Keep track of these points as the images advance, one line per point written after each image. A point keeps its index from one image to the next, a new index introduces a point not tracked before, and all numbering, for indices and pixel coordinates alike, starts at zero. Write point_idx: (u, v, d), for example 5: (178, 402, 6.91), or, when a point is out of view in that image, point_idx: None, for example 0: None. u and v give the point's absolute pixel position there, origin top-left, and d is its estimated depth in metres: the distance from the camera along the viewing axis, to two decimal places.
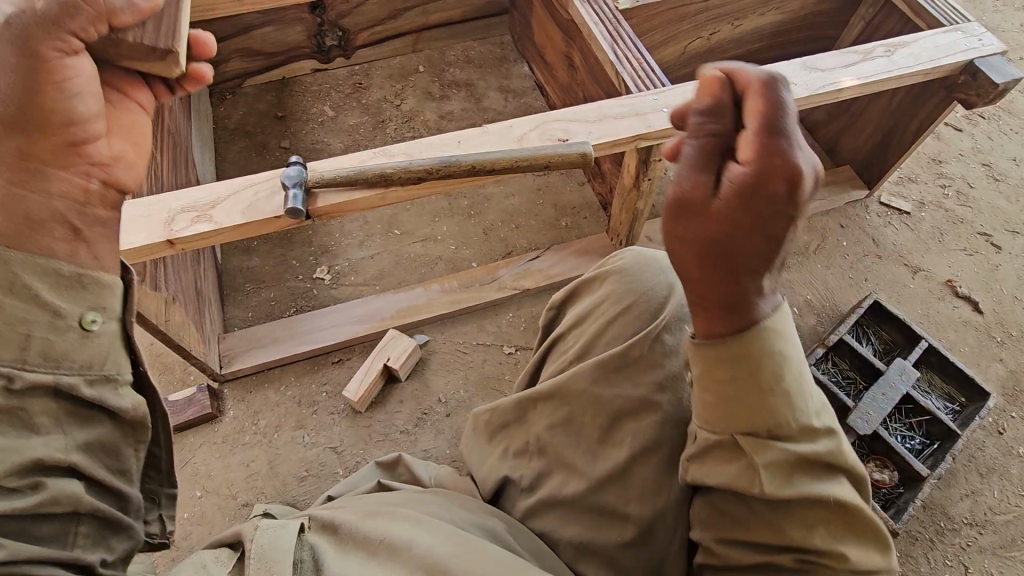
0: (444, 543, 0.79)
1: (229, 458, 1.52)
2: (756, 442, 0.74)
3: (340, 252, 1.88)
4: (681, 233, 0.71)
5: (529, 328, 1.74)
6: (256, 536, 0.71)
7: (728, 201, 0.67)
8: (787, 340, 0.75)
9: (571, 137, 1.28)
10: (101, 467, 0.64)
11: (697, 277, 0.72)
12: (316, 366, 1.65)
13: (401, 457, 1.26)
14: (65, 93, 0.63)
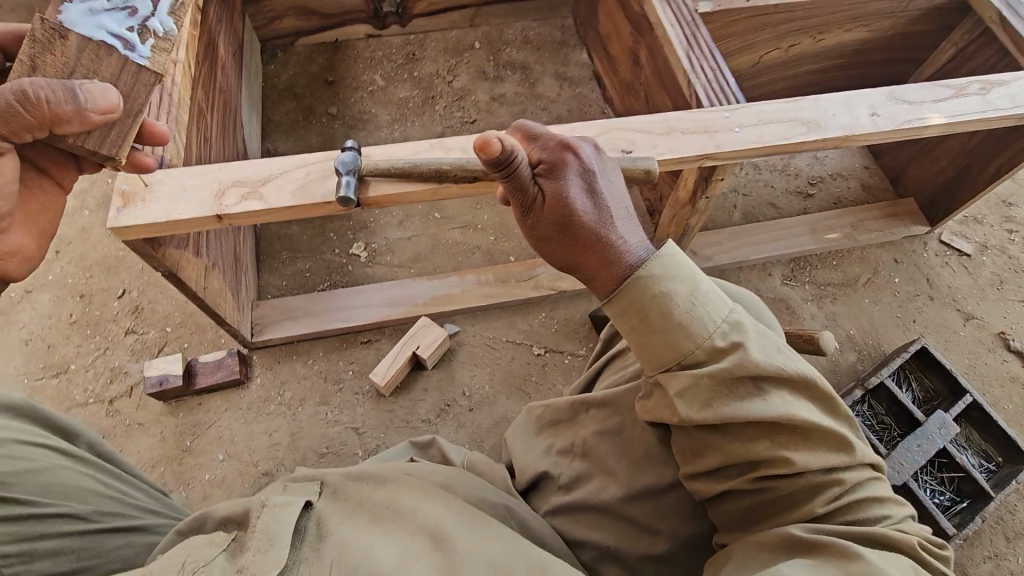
0: (458, 525, 0.72)
1: (253, 424, 1.54)
2: (670, 376, 0.79)
3: (378, 230, 1.87)
4: (546, 243, 0.91)
5: (561, 331, 1.71)
6: (263, 511, 0.67)
7: (536, 214, 0.90)
8: (666, 275, 0.81)
9: (635, 150, 1.23)
10: None
11: (576, 265, 0.89)
12: (344, 344, 1.65)
13: (435, 439, 1.19)
14: None
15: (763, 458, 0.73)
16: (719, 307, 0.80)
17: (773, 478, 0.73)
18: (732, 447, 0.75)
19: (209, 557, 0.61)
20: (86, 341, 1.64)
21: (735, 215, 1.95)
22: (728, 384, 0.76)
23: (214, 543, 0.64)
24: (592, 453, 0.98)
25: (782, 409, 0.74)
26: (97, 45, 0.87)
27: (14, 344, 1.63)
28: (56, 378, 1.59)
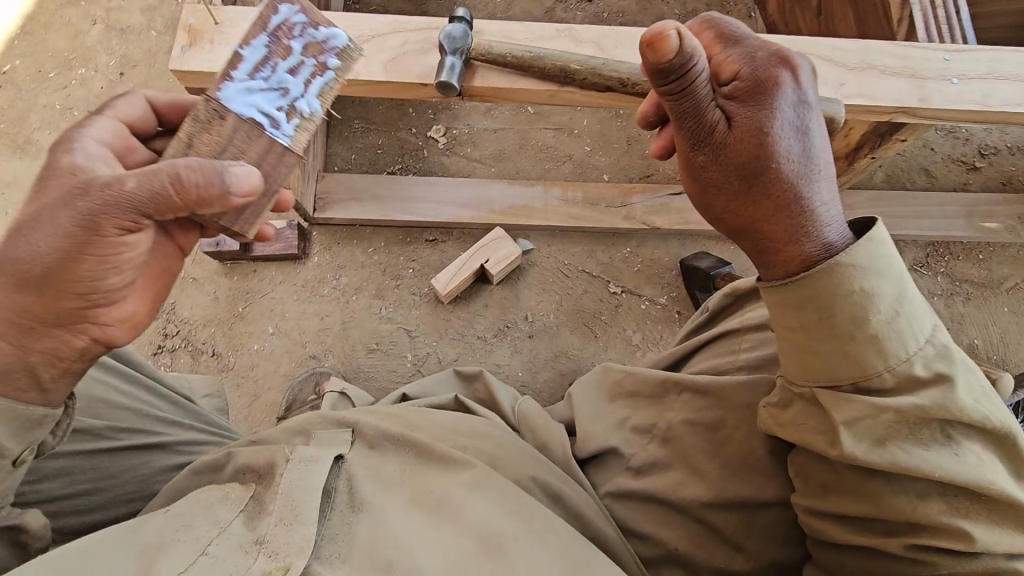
0: (493, 512, 0.62)
1: (305, 304, 1.48)
2: (834, 397, 0.63)
3: (463, 116, 1.66)
4: (715, 193, 0.71)
5: (643, 272, 1.54)
6: (285, 472, 0.62)
7: (712, 151, 0.69)
8: (869, 268, 0.63)
9: (814, 84, 0.95)
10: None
11: (749, 226, 0.70)
12: (409, 238, 1.53)
13: (484, 374, 1.02)
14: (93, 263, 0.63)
15: (930, 523, 0.59)
16: (923, 323, 0.62)
17: (937, 551, 0.59)
18: (891, 502, 0.61)
19: (225, 524, 0.58)
20: None
21: (877, 176, 1.64)
22: (909, 424, 0.60)
23: (230, 507, 0.60)
24: (675, 442, 0.79)
25: (974, 469, 0.58)
26: (247, 126, 0.70)
27: None
28: None
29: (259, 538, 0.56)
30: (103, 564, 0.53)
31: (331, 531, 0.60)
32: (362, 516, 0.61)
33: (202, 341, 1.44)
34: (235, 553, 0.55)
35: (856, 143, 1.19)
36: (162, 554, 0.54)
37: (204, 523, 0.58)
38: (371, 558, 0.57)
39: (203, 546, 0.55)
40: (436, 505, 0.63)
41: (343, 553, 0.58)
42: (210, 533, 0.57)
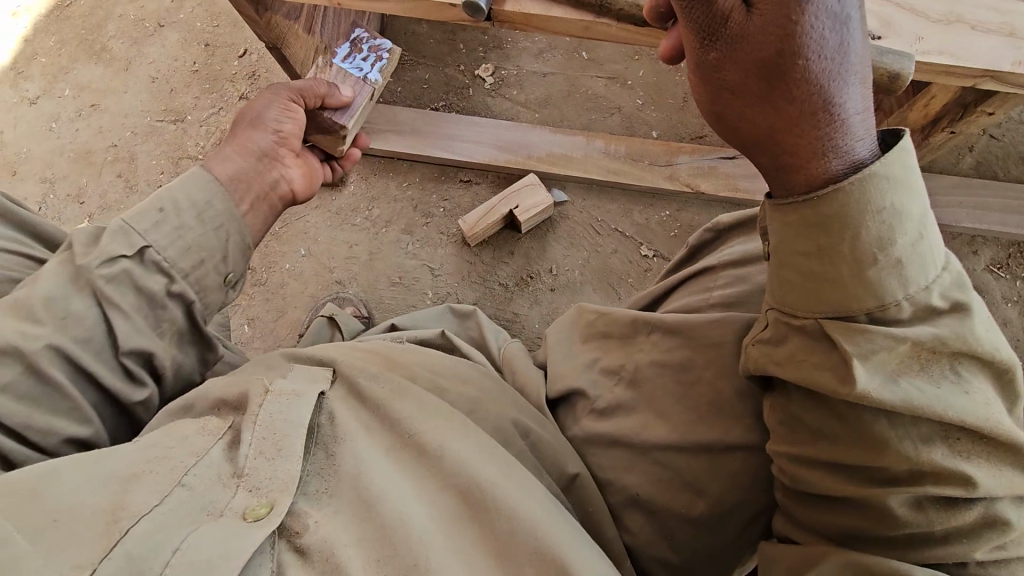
0: (479, 475, 0.58)
1: (337, 230, 1.51)
2: (846, 331, 0.54)
3: (514, 56, 1.61)
4: (731, 97, 0.63)
5: (679, 238, 1.46)
6: (261, 404, 0.58)
7: (728, 45, 0.60)
8: (901, 188, 0.54)
9: (887, 35, 0.84)
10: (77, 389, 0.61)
11: (764, 136, 0.62)
12: (443, 176, 1.52)
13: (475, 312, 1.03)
14: (281, 117, 0.91)
15: (931, 469, 0.51)
16: (936, 250, 0.55)
17: (937, 502, 0.51)
18: (894, 448, 0.52)
19: (201, 450, 0.55)
20: (203, 95, 1.64)
21: (965, 161, 1.46)
22: (920, 358, 0.53)
23: (206, 435, 0.57)
24: (645, 384, 0.75)
25: (981, 407, 0.51)
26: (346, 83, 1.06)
27: (142, 80, 1.66)
28: (173, 124, 1.62)
29: (238, 471, 0.54)
30: (73, 486, 0.49)
31: (317, 464, 0.58)
32: (342, 455, 0.58)
33: None
34: (213, 484, 0.53)
35: (936, 115, 1.05)
36: (135, 484, 0.51)
37: (177, 451, 0.55)
38: (353, 501, 0.56)
39: (179, 477, 0.52)
40: (419, 458, 0.59)
41: (328, 489, 0.57)
42: (187, 461, 0.54)
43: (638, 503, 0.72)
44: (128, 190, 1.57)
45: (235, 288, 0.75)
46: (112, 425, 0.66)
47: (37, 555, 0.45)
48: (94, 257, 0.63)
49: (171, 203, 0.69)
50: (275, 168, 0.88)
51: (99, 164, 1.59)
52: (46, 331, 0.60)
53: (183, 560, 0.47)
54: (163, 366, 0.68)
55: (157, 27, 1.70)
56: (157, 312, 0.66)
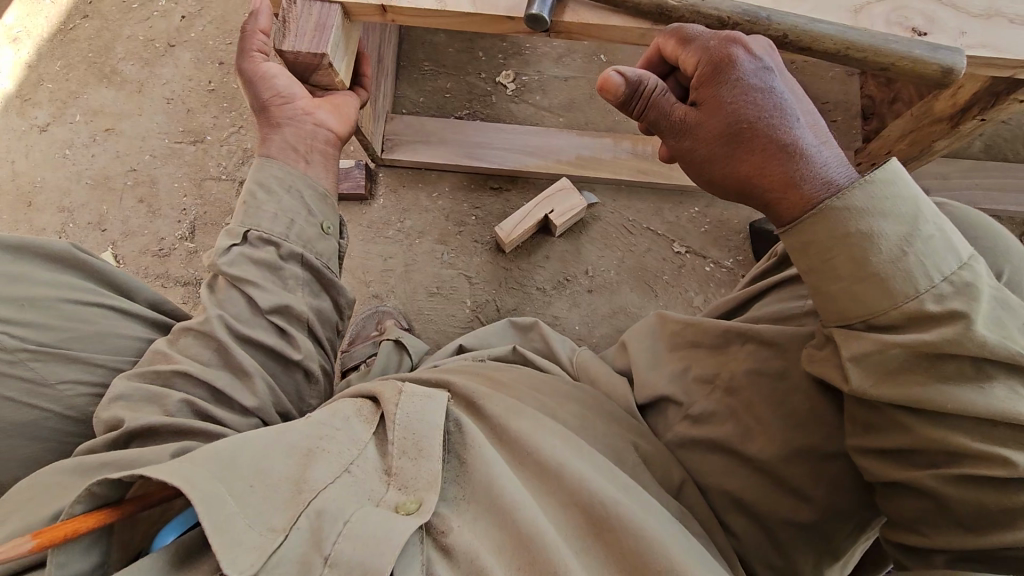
0: (598, 473, 0.62)
1: (370, 245, 1.51)
2: (847, 336, 0.60)
3: (533, 62, 1.63)
4: (708, 169, 0.75)
5: (710, 233, 1.50)
6: (399, 403, 0.61)
7: (688, 135, 0.75)
8: (878, 210, 0.59)
9: (932, 33, 0.88)
10: (231, 391, 0.67)
11: (747, 191, 0.72)
12: (473, 184, 1.53)
13: (537, 323, 1.05)
14: (274, 79, 0.86)
15: (964, 451, 0.54)
16: (947, 258, 0.57)
17: (974, 481, 0.53)
18: (919, 431, 0.56)
19: (363, 443, 0.59)
20: (223, 114, 1.62)
21: (975, 146, 1.52)
22: (925, 357, 0.56)
23: (364, 424, 0.61)
24: (740, 394, 0.78)
25: (994, 402, 0.53)
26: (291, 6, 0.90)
27: (158, 101, 1.63)
28: (194, 145, 1.60)
29: (389, 469, 0.58)
30: (269, 457, 0.55)
31: (453, 470, 0.60)
32: (471, 458, 0.60)
33: None
34: (371, 475, 0.57)
35: (964, 104, 1.09)
36: (313, 461, 0.56)
37: (343, 438, 0.59)
38: (488, 503, 0.58)
39: (346, 463, 0.57)
40: (542, 461, 0.62)
41: (465, 493, 0.59)
42: (351, 452, 0.58)
43: (741, 505, 0.75)
44: (152, 215, 1.54)
45: (336, 235, 0.84)
46: (287, 382, 0.73)
47: (243, 509, 0.50)
48: (217, 250, 0.73)
49: (255, 187, 0.78)
50: (306, 116, 0.87)
51: (119, 189, 1.56)
52: (210, 307, 0.70)
53: (353, 535, 0.50)
54: (306, 315, 0.75)
55: (168, 48, 1.67)
56: (281, 272, 0.75)
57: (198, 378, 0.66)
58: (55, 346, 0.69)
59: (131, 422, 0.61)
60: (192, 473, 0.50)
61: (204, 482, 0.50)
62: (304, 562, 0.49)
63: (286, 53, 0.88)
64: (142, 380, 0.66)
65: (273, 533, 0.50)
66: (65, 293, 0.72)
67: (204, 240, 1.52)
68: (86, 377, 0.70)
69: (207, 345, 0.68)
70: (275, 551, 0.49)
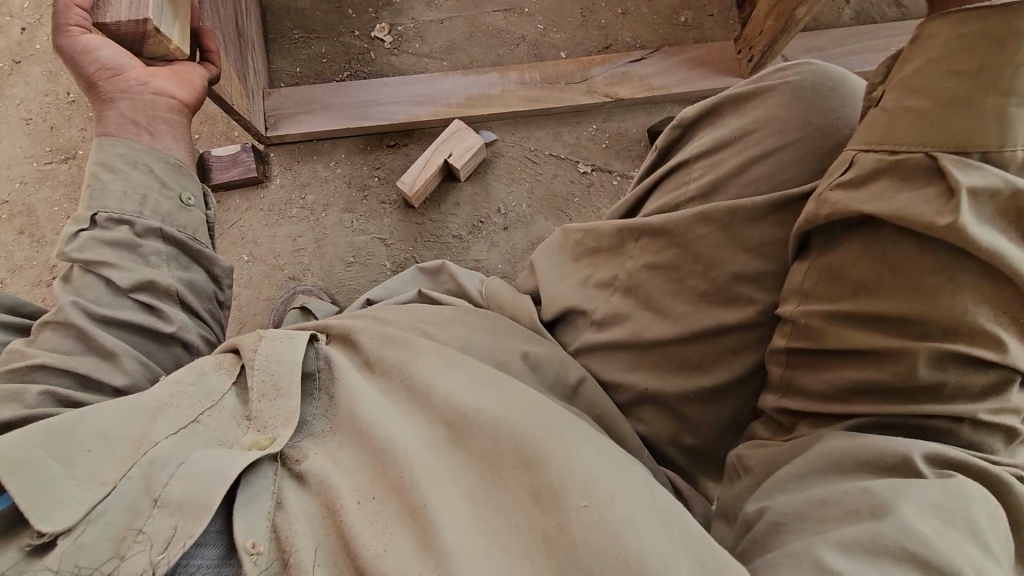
0: (466, 379, 0.61)
1: (275, 227, 1.46)
2: (964, 164, 0.53)
3: (405, 10, 1.58)
4: None
5: (612, 148, 1.50)
6: (260, 348, 0.59)
7: None
8: None
9: None
10: (101, 374, 0.63)
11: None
12: (369, 146, 1.49)
13: (443, 264, 1.00)
14: (99, 51, 0.78)
15: (972, 328, 0.52)
16: None
17: (972, 365, 0.52)
18: (950, 297, 0.53)
19: (218, 394, 0.56)
20: (91, 125, 1.52)
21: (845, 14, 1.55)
22: (1007, 213, 0.52)
23: (222, 375, 0.58)
24: (620, 278, 0.78)
25: None
26: None
27: (16, 124, 1.52)
28: (66, 163, 1.50)
29: (249, 414, 0.56)
30: (109, 419, 0.51)
31: (321, 406, 0.60)
32: (337, 391, 0.60)
33: None
34: (226, 423, 0.55)
35: None
36: (160, 416, 0.52)
37: (193, 392, 0.55)
38: (352, 429, 0.57)
39: (197, 413, 0.54)
40: (411, 381, 0.61)
41: (330, 425, 0.58)
42: (201, 403, 0.55)
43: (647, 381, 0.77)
44: (37, 244, 1.45)
45: (201, 206, 0.80)
46: (164, 357, 0.70)
47: (67, 471, 0.47)
48: (65, 238, 0.69)
49: (98, 168, 0.73)
50: (144, 87, 0.80)
51: None
52: (64, 295, 0.66)
53: (186, 474, 0.48)
54: (174, 288, 0.72)
55: (15, 65, 1.55)
56: (139, 249, 0.71)
57: (59, 368, 0.61)
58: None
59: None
60: (6, 445, 0.46)
61: (16, 452, 0.46)
62: (133, 508, 0.47)
63: (107, 24, 0.79)
64: None
65: (102, 487, 0.47)
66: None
67: None
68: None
69: (66, 334, 0.64)
70: (99, 505, 0.46)
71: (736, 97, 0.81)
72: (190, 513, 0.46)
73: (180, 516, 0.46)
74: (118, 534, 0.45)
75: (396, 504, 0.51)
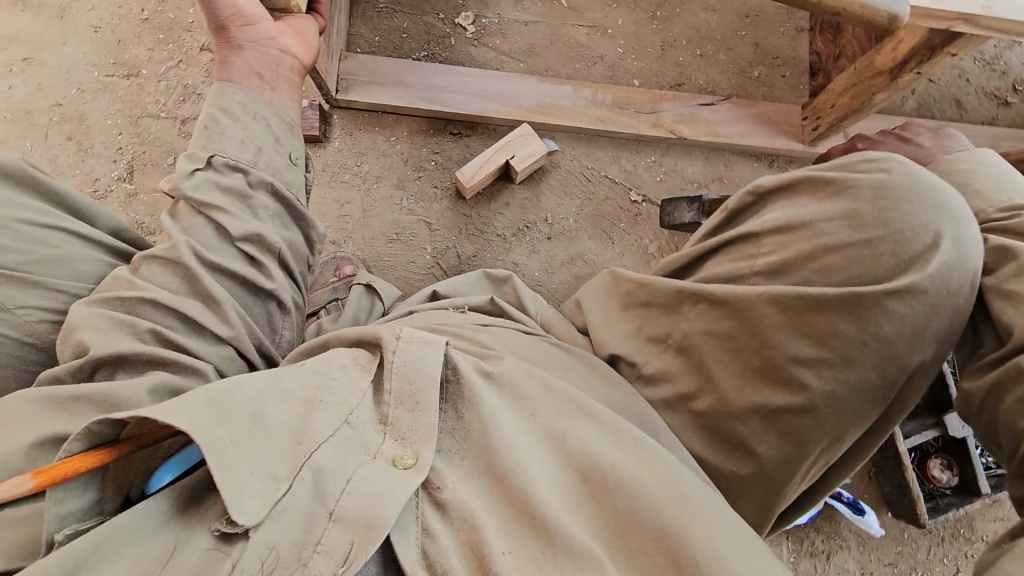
0: (597, 433, 0.67)
1: (324, 189, 1.46)
2: None
3: (492, 4, 1.59)
4: None
5: (665, 183, 1.54)
6: (398, 349, 0.62)
7: None
8: None
9: None
10: (202, 316, 0.69)
11: None
12: (432, 130, 1.51)
13: (510, 275, 1.02)
14: None
15: None
16: None
17: None
18: None
19: (361, 392, 0.61)
20: (158, 46, 1.50)
21: (908, 104, 1.61)
22: None
23: (362, 372, 0.62)
24: None
25: None
26: None
27: (83, 30, 1.50)
28: (127, 80, 1.48)
29: (384, 418, 0.60)
30: (268, 402, 0.56)
31: (452, 423, 0.64)
32: (471, 415, 0.63)
33: None
34: (368, 427, 0.59)
35: (902, 58, 1.16)
36: (315, 411, 0.58)
37: (339, 382, 0.61)
38: (485, 462, 0.61)
39: (346, 414, 0.59)
40: (545, 425, 0.67)
41: (460, 448, 0.62)
42: (350, 400, 0.60)
43: None
44: (83, 154, 1.44)
45: (304, 167, 0.83)
46: (259, 313, 0.76)
47: (246, 458, 0.52)
48: (182, 173, 0.73)
49: (217, 112, 0.76)
50: (269, 41, 0.83)
51: (43, 126, 1.44)
52: (176, 232, 0.71)
53: (353, 492, 0.53)
54: (277, 245, 0.76)
55: None
56: (250, 201, 0.75)
57: (165, 306, 0.67)
58: (12, 268, 0.71)
59: (97, 351, 0.62)
60: (194, 415, 0.51)
61: (204, 425, 0.51)
62: (309, 512, 0.52)
63: None
64: (104, 305, 0.67)
65: (277, 481, 0.52)
66: (21, 213, 0.74)
67: (144, 181, 1.43)
68: (48, 304, 0.72)
69: (172, 274, 0.70)
70: (280, 500, 0.51)
71: (816, 178, 0.82)
72: (367, 532, 0.51)
73: (353, 532, 0.51)
74: (299, 538, 0.50)
75: (533, 553, 0.55)
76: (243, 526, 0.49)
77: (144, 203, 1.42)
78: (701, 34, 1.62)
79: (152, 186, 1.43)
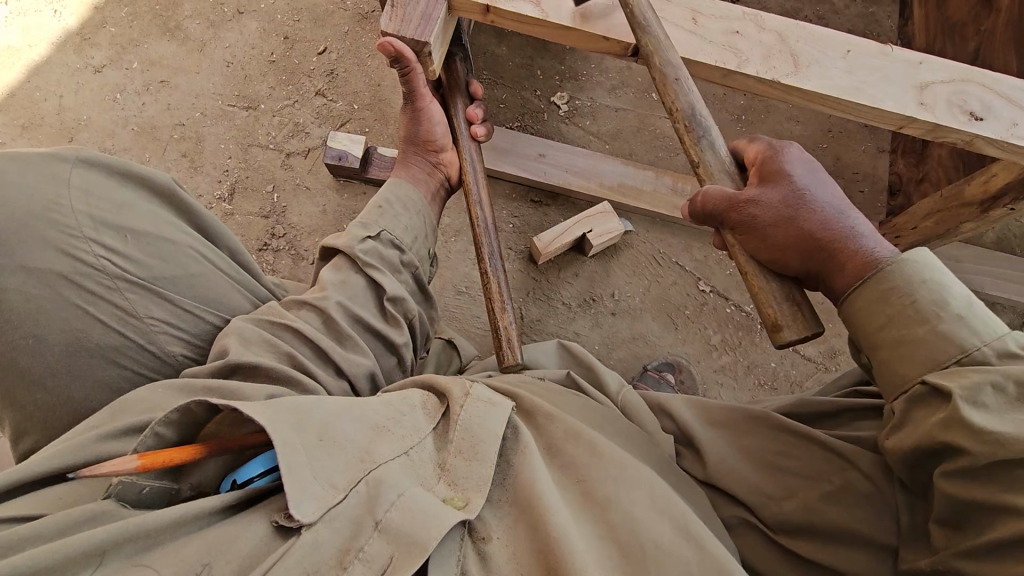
0: (644, 504, 0.64)
1: None
2: None
3: (587, 87, 1.69)
4: None
5: (734, 277, 1.55)
6: (466, 405, 0.65)
7: None
8: None
9: (986, 118, 0.95)
10: (336, 350, 0.75)
11: None
12: (516, 195, 1.58)
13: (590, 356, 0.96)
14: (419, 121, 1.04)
15: None
16: None
17: None
18: None
19: (423, 434, 0.63)
20: (279, 86, 1.63)
21: (988, 237, 1.61)
22: None
23: (426, 417, 0.65)
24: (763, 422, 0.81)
25: None
26: None
27: (217, 63, 1.65)
28: (246, 111, 1.61)
29: (442, 463, 0.62)
30: (342, 418, 0.59)
31: (504, 476, 0.63)
32: (521, 481, 0.62)
33: (304, 247, 1.51)
34: (424, 465, 0.61)
35: (995, 192, 1.18)
36: (382, 438, 0.60)
37: (405, 423, 0.63)
38: (525, 512, 0.60)
39: (408, 446, 0.61)
40: (586, 489, 0.64)
41: (501, 503, 0.62)
42: (413, 437, 0.62)
43: (762, 534, 0.75)
44: (193, 171, 1.56)
45: (428, 248, 0.96)
46: (383, 363, 0.82)
47: (312, 463, 0.54)
48: (355, 237, 0.85)
49: (390, 198, 0.93)
50: (439, 161, 1.08)
51: (164, 141, 1.58)
52: (334, 287, 0.80)
53: (406, 506, 0.54)
54: (414, 312, 0.86)
55: (236, 14, 1.69)
56: (399, 273, 0.88)
57: (304, 338, 0.74)
58: (150, 282, 0.73)
59: (237, 356, 0.68)
60: (275, 415, 0.55)
61: (283, 426, 0.54)
62: (357, 523, 0.54)
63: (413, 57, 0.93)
64: (259, 324, 0.74)
65: (335, 490, 0.54)
66: (166, 231, 0.76)
67: (241, 204, 1.54)
68: (172, 320, 0.74)
69: (315, 315, 0.77)
70: (334, 507, 0.53)
71: None
72: (407, 548, 0.52)
73: (397, 547, 0.52)
74: (343, 549, 0.52)
75: None
76: (298, 521, 0.51)
77: (237, 224, 1.52)
78: (783, 141, 1.67)
79: (247, 210, 1.53)
